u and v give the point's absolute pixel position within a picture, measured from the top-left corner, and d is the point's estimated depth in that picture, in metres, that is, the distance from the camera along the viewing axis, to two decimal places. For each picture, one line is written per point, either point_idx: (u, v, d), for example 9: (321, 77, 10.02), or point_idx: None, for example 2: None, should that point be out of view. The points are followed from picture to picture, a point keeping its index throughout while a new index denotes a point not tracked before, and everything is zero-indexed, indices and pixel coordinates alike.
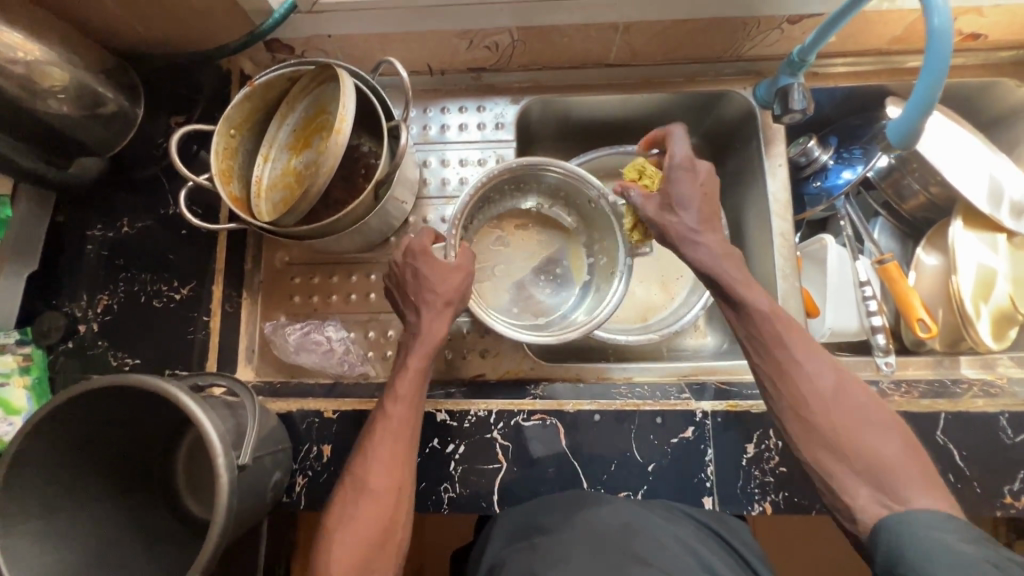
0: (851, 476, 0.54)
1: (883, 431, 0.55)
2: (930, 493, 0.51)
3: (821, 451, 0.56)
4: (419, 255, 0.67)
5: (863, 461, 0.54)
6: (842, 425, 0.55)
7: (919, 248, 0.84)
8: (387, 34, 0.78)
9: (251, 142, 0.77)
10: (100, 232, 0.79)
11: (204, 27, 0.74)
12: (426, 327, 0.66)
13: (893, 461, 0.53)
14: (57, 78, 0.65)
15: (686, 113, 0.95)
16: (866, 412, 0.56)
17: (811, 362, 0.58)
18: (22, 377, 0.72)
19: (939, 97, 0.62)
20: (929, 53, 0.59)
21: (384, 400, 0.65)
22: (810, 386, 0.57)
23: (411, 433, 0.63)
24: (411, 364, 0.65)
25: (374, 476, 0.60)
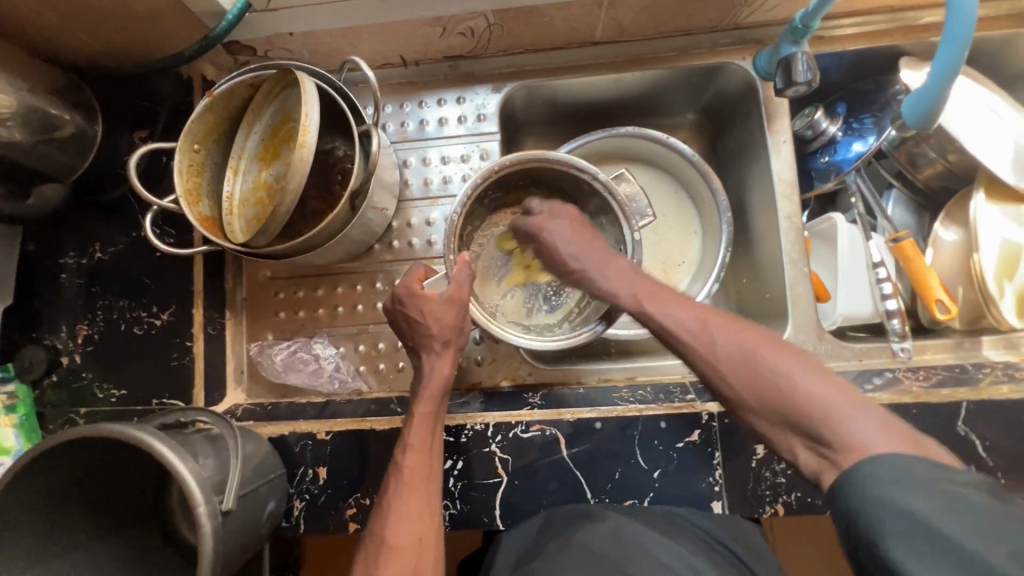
0: (781, 433, 0.51)
1: (784, 364, 0.52)
2: (864, 421, 0.46)
3: (751, 414, 0.53)
4: (409, 293, 0.67)
5: (780, 410, 0.51)
6: (745, 376, 0.53)
7: (937, 222, 0.79)
8: (352, 28, 0.72)
9: (218, 155, 0.72)
10: (74, 260, 0.76)
11: (155, 34, 0.69)
12: (428, 368, 0.67)
13: (813, 397, 0.49)
14: (3, 104, 0.61)
15: (683, 89, 0.88)
16: (760, 354, 0.53)
17: (714, 333, 0.57)
18: (9, 416, 0.70)
19: (963, 65, 0.57)
20: (952, 19, 0.54)
21: (395, 452, 0.64)
22: (698, 345, 0.57)
23: (426, 481, 0.61)
24: (416, 411, 0.65)
25: (391, 532, 0.57)
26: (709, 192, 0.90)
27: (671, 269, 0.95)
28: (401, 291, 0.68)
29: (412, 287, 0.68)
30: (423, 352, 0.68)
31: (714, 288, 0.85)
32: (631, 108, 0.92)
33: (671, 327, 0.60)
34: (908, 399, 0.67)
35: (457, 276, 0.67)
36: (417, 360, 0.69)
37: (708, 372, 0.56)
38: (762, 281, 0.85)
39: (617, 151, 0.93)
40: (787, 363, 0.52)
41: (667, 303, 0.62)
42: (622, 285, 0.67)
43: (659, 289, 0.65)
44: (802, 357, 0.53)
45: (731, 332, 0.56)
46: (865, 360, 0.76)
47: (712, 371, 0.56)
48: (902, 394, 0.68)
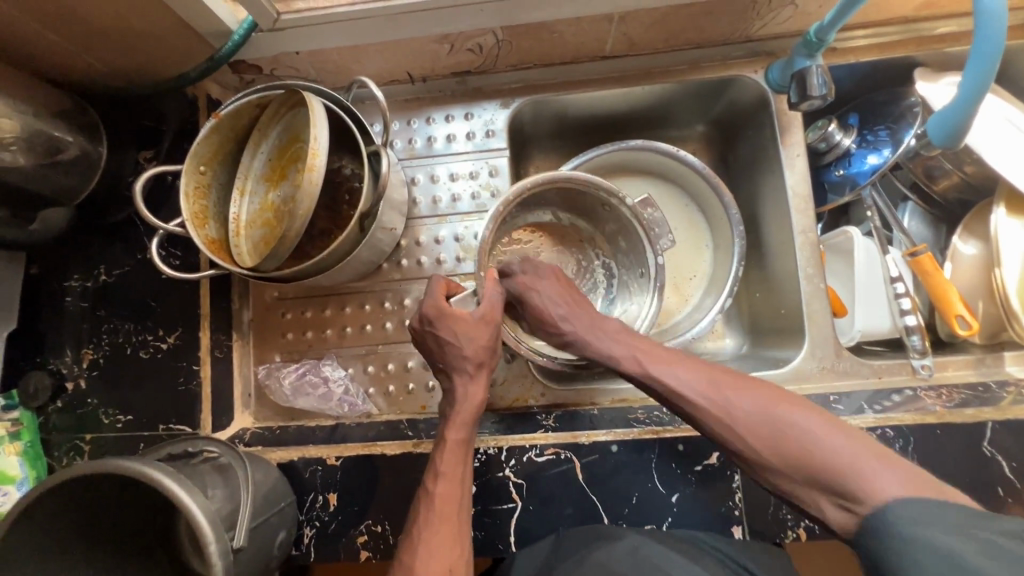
0: (810, 495, 0.48)
1: (801, 420, 0.50)
2: (886, 471, 0.45)
3: (770, 473, 0.51)
4: (437, 310, 0.65)
5: (805, 470, 0.48)
6: (766, 433, 0.51)
7: (955, 235, 0.78)
8: (360, 46, 0.72)
9: (224, 176, 0.71)
10: (79, 283, 0.75)
11: (160, 55, 0.68)
12: (460, 392, 0.65)
13: (838, 452, 0.47)
14: (8, 129, 0.60)
15: (693, 101, 0.87)
16: (785, 412, 0.51)
17: (715, 388, 0.55)
18: (13, 443, 0.69)
19: (992, 84, 0.56)
20: (978, 41, 0.53)
21: (426, 479, 0.61)
22: (709, 412, 0.55)
23: (456, 511, 0.59)
24: (449, 436, 0.63)
25: (421, 565, 0.54)
26: (720, 205, 0.89)
27: (682, 283, 0.94)
28: (429, 308, 0.65)
29: (444, 304, 0.66)
30: (454, 374, 0.66)
31: (727, 304, 0.84)
32: (641, 121, 0.91)
33: (674, 385, 0.58)
34: (931, 419, 0.66)
35: (489, 295, 0.67)
36: (447, 383, 0.67)
37: (728, 432, 0.54)
38: (776, 296, 0.84)
39: (626, 165, 0.92)
40: (806, 420, 0.50)
41: (668, 363, 0.60)
42: (617, 345, 0.65)
43: (658, 347, 0.63)
44: (804, 403, 0.52)
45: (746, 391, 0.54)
46: (885, 378, 0.74)
47: (731, 431, 0.53)
48: (925, 414, 0.66)
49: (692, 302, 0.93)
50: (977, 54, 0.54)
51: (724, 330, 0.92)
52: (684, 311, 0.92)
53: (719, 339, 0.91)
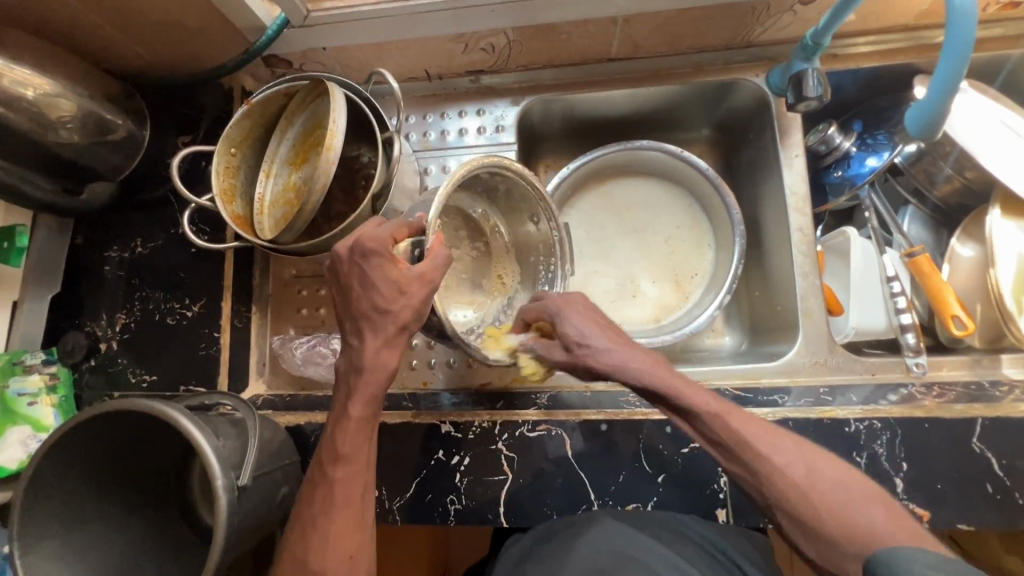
0: (855, 568, 0.46)
1: (857, 493, 0.48)
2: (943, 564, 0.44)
3: (821, 547, 0.48)
4: (369, 253, 0.54)
5: (868, 551, 0.46)
6: (824, 505, 0.48)
7: (954, 237, 0.79)
8: (381, 43, 0.78)
9: (253, 158, 0.77)
10: (117, 253, 0.82)
11: (202, 48, 0.75)
12: (369, 354, 0.57)
13: (901, 537, 0.45)
14: (66, 110, 0.67)
15: (698, 103, 0.90)
16: (855, 493, 0.49)
17: (774, 450, 0.52)
18: (50, 395, 0.74)
19: (962, 80, 0.61)
20: (949, 34, 0.58)
21: (325, 458, 0.57)
22: (755, 462, 0.52)
23: (359, 494, 0.57)
24: (352, 413, 0.57)
25: (321, 557, 0.54)
26: (722, 204, 0.91)
27: (684, 281, 0.95)
28: (370, 241, 0.54)
29: (390, 247, 0.55)
30: (364, 329, 0.57)
31: (725, 300, 0.86)
32: (646, 123, 0.95)
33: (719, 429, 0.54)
34: (919, 413, 0.67)
35: (433, 249, 0.56)
36: (355, 337, 0.58)
37: (780, 495, 0.50)
38: (773, 295, 0.86)
39: (632, 164, 0.96)
40: (859, 494, 0.49)
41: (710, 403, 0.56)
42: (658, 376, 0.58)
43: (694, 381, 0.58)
44: (853, 472, 0.51)
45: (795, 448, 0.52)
46: (879, 374, 0.75)
47: (780, 499, 0.50)
48: (915, 408, 0.68)
49: (692, 299, 0.94)
50: (948, 48, 0.59)
51: (724, 328, 0.93)
52: (683, 308, 0.94)
53: (718, 337, 0.93)
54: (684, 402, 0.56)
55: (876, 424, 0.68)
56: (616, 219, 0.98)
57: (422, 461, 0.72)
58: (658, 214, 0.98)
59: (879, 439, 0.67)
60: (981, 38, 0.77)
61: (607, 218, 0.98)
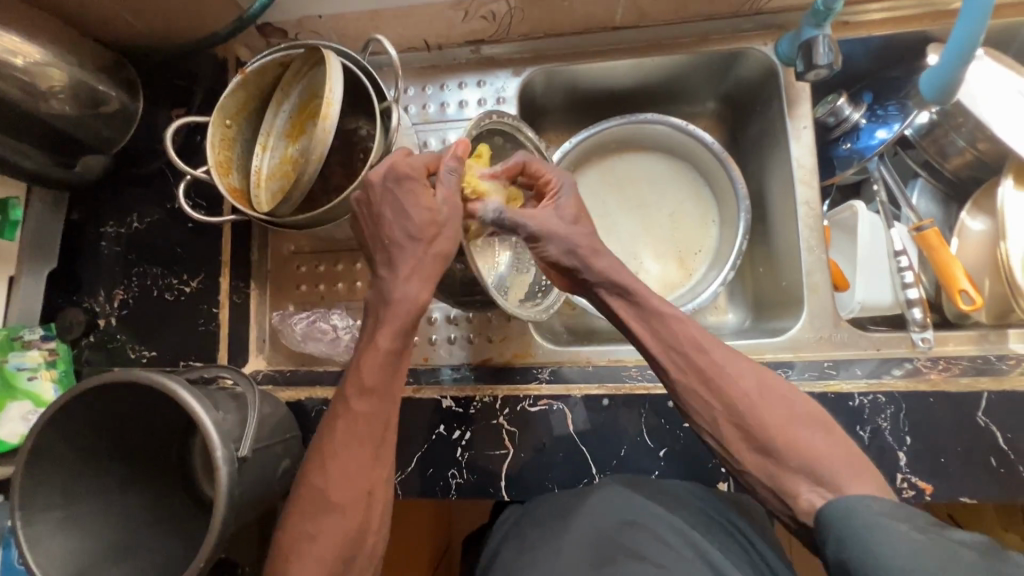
0: (789, 472, 0.52)
1: (804, 413, 0.54)
2: (862, 476, 0.50)
3: (760, 454, 0.54)
4: (400, 179, 0.56)
5: (800, 458, 0.52)
6: (772, 417, 0.53)
7: (964, 212, 0.78)
8: (378, 11, 0.76)
9: (248, 131, 0.75)
10: (114, 229, 0.81)
11: (193, 16, 0.73)
12: (401, 284, 0.56)
13: (831, 453, 0.51)
14: (55, 78, 0.65)
15: (704, 75, 0.88)
16: (806, 410, 0.54)
17: (734, 364, 0.56)
18: (50, 370, 0.74)
19: (978, 45, 0.59)
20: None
21: (347, 389, 0.56)
22: (714, 385, 0.56)
23: (382, 430, 0.55)
24: (380, 342, 0.55)
25: (335, 489, 0.53)
26: (729, 181, 0.90)
27: (688, 257, 0.94)
28: (401, 168, 0.56)
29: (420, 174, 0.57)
30: (394, 257, 0.56)
31: (729, 276, 0.85)
32: (651, 96, 0.93)
33: (686, 342, 0.57)
34: (924, 387, 0.66)
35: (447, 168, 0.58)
36: (385, 270, 0.57)
37: (733, 415, 0.55)
38: (779, 271, 0.84)
39: (636, 137, 0.94)
40: (803, 412, 0.54)
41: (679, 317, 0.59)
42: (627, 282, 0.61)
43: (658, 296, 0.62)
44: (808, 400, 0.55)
45: (754, 375, 0.55)
46: (884, 350, 0.74)
47: (733, 408, 0.55)
48: (919, 382, 0.67)
49: (696, 275, 0.93)
50: (969, 8, 0.57)
51: (727, 305, 0.92)
52: (687, 285, 0.92)
53: (722, 314, 0.91)
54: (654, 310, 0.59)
55: (881, 398, 0.66)
56: (618, 194, 0.97)
57: (423, 436, 0.72)
58: (663, 189, 0.96)
59: (883, 413, 0.66)
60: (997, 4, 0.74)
61: (610, 193, 0.97)
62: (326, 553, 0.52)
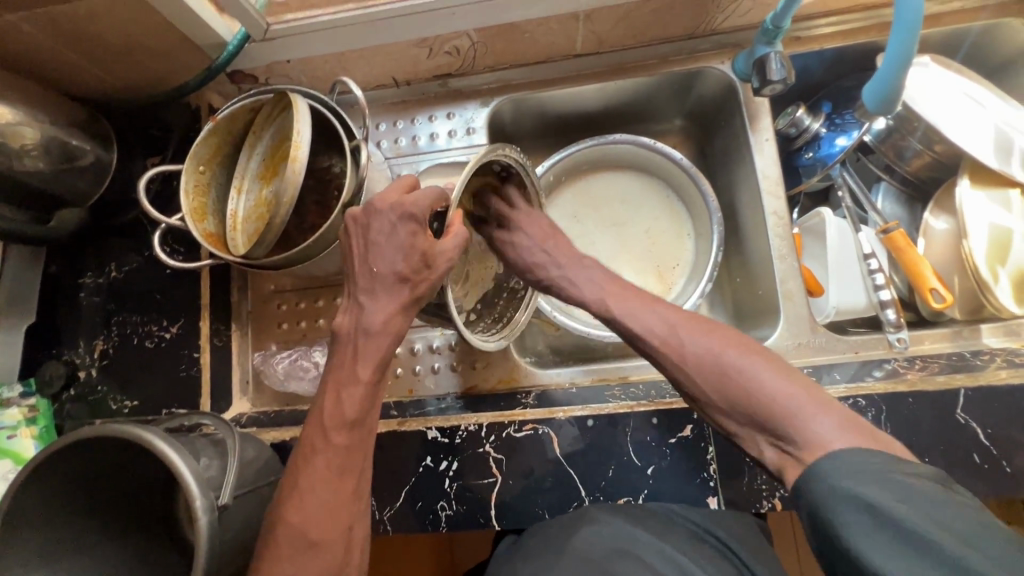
0: (749, 430, 0.53)
1: (750, 364, 0.54)
2: (821, 416, 0.49)
3: (721, 414, 0.55)
4: (406, 217, 0.54)
5: (752, 410, 0.52)
6: (716, 376, 0.55)
7: (927, 212, 0.80)
8: (346, 53, 0.78)
9: (222, 176, 0.76)
10: (93, 279, 0.81)
11: (164, 68, 0.75)
12: (380, 318, 0.55)
13: (787, 398, 0.51)
14: (28, 137, 0.66)
15: (666, 95, 0.91)
16: (738, 357, 0.55)
17: (676, 333, 0.60)
18: (29, 428, 0.73)
19: (916, 52, 0.62)
20: (898, 18, 0.60)
21: (326, 421, 0.54)
22: (670, 350, 0.59)
23: (361, 462, 0.54)
24: (360, 375, 0.54)
25: (315, 527, 0.51)
26: (699, 195, 0.92)
27: (666, 271, 0.95)
28: (409, 206, 0.54)
29: (426, 217, 0.55)
30: (376, 288, 0.55)
31: (707, 288, 0.86)
32: (619, 117, 0.95)
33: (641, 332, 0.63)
34: (903, 387, 0.67)
35: (456, 226, 0.57)
36: (365, 297, 0.56)
37: (694, 373, 0.57)
38: (755, 280, 0.85)
39: (607, 158, 0.96)
40: (751, 362, 0.54)
41: (635, 308, 0.65)
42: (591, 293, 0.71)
43: (624, 290, 0.69)
44: (753, 347, 0.56)
45: (703, 335, 0.58)
46: (862, 353, 0.75)
47: (680, 372, 0.58)
48: (898, 383, 0.68)
49: (675, 289, 0.94)
50: (901, 19, 0.60)
51: (709, 316, 0.93)
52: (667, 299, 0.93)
53: None
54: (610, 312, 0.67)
55: (861, 401, 0.67)
56: (593, 213, 0.98)
57: (410, 469, 0.71)
58: (637, 207, 0.98)
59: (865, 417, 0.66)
60: (940, 13, 0.77)
61: (584, 213, 0.98)
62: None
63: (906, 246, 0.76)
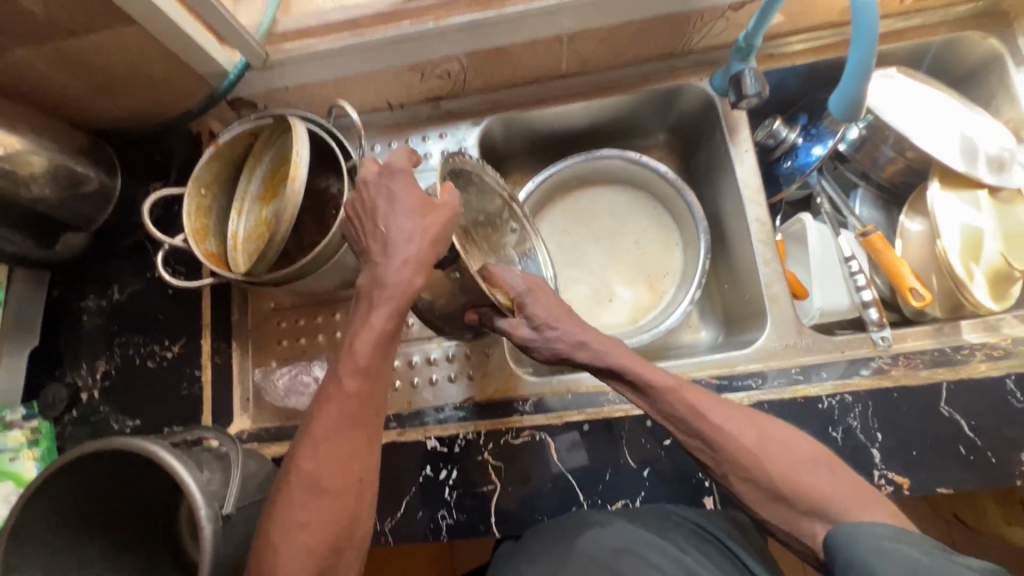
0: (802, 518, 0.55)
1: (800, 455, 0.57)
2: (868, 508, 0.54)
3: (772, 504, 0.57)
4: (397, 174, 0.58)
5: (807, 501, 0.55)
6: (776, 468, 0.56)
7: (902, 215, 0.83)
8: (342, 79, 0.81)
9: (223, 198, 0.79)
10: (95, 302, 0.83)
11: (167, 96, 0.78)
12: (396, 271, 0.55)
13: (835, 489, 0.55)
14: (36, 164, 0.69)
15: (649, 111, 0.95)
16: (789, 444, 0.57)
17: (729, 422, 0.58)
18: (31, 450, 0.74)
19: (873, 66, 0.65)
20: (856, 26, 0.63)
21: (341, 366, 0.54)
22: (724, 443, 0.57)
23: (374, 412, 0.55)
24: (373, 321, 0.54)
25: (327, 474, 0.52)
26: (685, 206, 0.95)
27: (656, 280, 0.98)
28: (395, 164, 0.59)
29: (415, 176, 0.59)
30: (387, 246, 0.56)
31: (696, 294, 0.88)
32: (606, 134, 0.99)
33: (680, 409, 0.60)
34: (888, 383, 0.69)
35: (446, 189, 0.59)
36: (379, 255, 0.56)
37: (736, 467, 0.57)
38: (742, 285, 0.88)
39: (595, 173, 0.99)
40: (800, 448, 0.57)
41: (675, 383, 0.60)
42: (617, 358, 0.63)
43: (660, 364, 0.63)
44: (789, 429, 0.59)
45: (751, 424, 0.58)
46: (848, 352, 0.77)
47: (736, 465, 0.57)
48: (882, 379, 0.70)
49: (665, 297, 0.96)
50: (858, 36, 0.64)
51: (699, 322, 0.95)
52: (658, 307, 0.96)
53: (696, 331, 0.95)
54: (644, 381, 0.62)
55: (848, 398, 0.69)
56: (583, 226, 1.01)
57: (411, 480, 0.73)
58: (625, 219, 1.01)
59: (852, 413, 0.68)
60: (904, 28, 0.82)
61: (575, 226, 1.01)
62: (318, 543, 0.51)
63: (886, 248, 0.79)
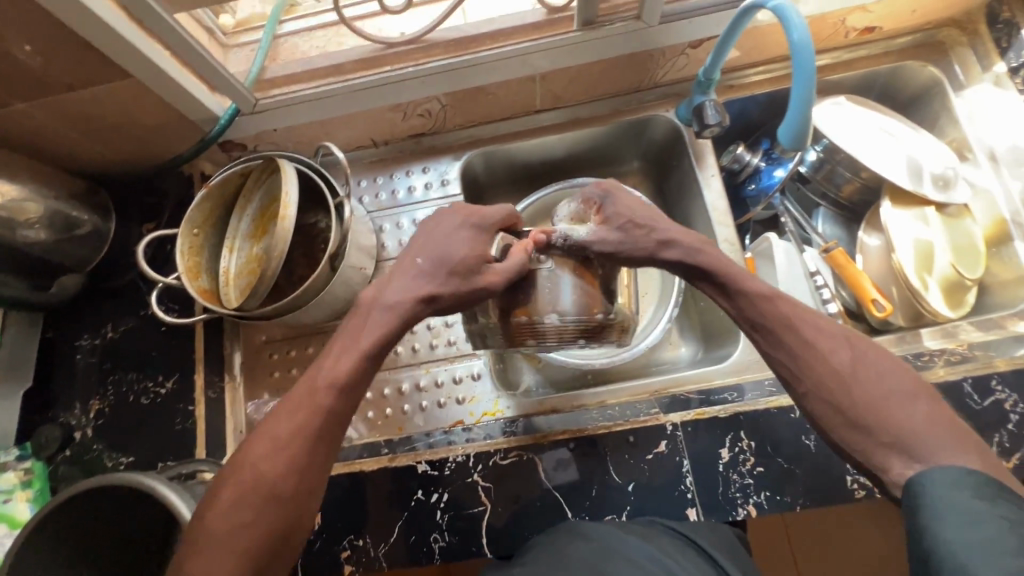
0: (882, 449, 0.51)
1: (896, 384, 0.53)
2: (961, 451, 0.49)
3: (845, 429, 0.53)
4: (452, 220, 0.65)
5: (892, 431, 0.51)
6: (865, 393, 0.53)
7: (861, 231, 0.89)
8: (328, 120, 0.86)
9: (214, 237, 0.82)
10: (89, 341, 0.85)
11: (160, 141, 0.82)
12: (397, 295, 0.60)
13: (929, 429, 0.50)
14: (32, 211, 0.72)
15: (622, 141, 1.00)
16: (887, 369, 0.54)
17: (824, 338, 0.56)
18: (24, 491, 0.75)
19: (813, 95, 0.70)
20: (797, 60, 0.68)
21: (318, 376, 0.56)
22: (812, 357, 0.55)
23: (338, 428, 0.56)
24: (363, 344, 0.58)
25: (280, 475, 0.52)
26: None
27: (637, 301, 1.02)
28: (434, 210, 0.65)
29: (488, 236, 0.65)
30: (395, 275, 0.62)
31: (674, 313, 0.92)
32: (582, 162, 1.04)
33: (766, 322, 0.59)
34: None
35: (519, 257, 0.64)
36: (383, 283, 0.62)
37: (820, 384, 0.54)
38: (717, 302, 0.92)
39: None
40: (898, 380, 0.53)
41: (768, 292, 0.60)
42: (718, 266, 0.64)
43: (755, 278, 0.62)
44: (891, 357, 0.55)
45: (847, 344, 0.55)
46: None
47: (821, 384, 0.54)
48: None
49: (646, 316, 1.00)
50: (800, 68, 0.68)
51: (680, 338, 0.99)
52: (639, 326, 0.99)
53: (676, 348, 0.98)
54: (742, 289, 0.61)
55: None
56: None
57: (403, 504, 0.74)
58: None
59: None
60: (851, 59, 0.89)
61: None
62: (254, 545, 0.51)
63: (847, 265, 0.84)
